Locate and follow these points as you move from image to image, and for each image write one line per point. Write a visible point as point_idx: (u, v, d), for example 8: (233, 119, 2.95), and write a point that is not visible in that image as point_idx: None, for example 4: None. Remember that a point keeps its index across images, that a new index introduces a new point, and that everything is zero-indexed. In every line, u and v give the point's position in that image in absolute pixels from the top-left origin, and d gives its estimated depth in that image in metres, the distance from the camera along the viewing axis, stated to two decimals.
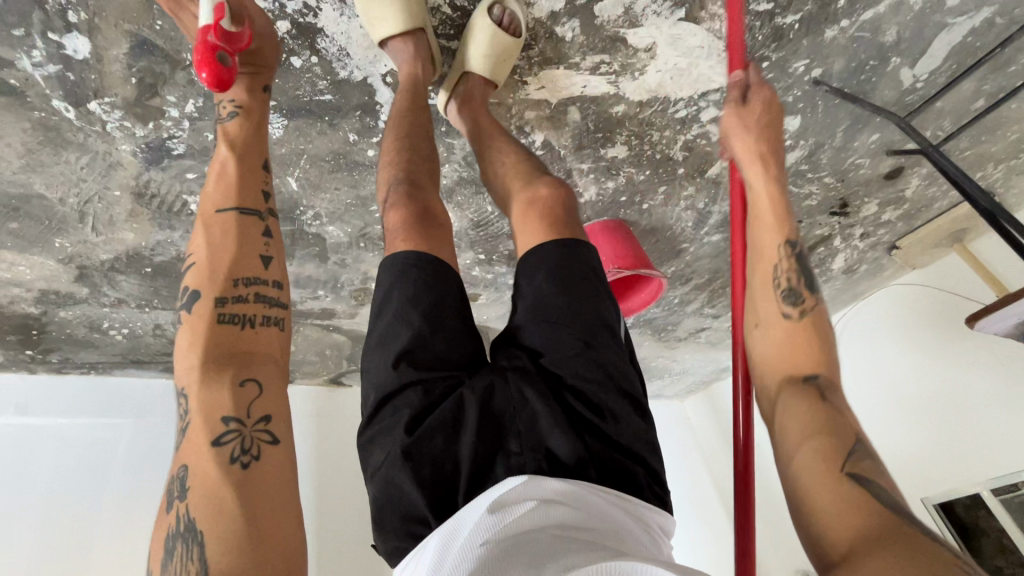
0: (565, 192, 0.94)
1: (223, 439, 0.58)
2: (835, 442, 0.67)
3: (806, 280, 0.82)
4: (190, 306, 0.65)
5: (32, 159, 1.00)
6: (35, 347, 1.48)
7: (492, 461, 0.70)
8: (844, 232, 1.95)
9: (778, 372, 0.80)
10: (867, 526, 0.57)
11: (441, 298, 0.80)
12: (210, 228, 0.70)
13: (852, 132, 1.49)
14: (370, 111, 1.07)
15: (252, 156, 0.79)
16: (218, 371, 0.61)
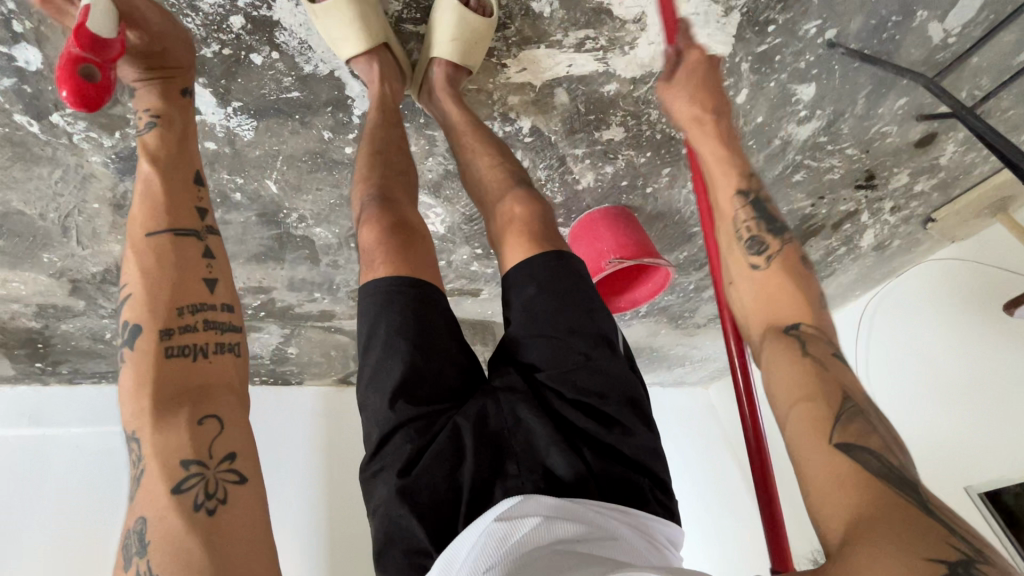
0: (542, 204, 0.87)
1: (184, 485, 0.51)
2: (825, 400, 0.60)
3: (770, 226, 0.76)
4: (131, 342, 0.58)
5: (6, 175, 0.99)
6: (44, 360, 1.49)
7: (490, 484, 0.65)
8: (873, 206, 1.80)
9: (758, 319, 0.73)
10: (861, 501, 0.52)
11: (432, 323, 0.71)
12: (152, 256, 0.63)
13: (875, 98, 1.36)
14: (343, 107, 1.02)
15: (183, 168, 0.72)
16: (170, 412, 0.54)
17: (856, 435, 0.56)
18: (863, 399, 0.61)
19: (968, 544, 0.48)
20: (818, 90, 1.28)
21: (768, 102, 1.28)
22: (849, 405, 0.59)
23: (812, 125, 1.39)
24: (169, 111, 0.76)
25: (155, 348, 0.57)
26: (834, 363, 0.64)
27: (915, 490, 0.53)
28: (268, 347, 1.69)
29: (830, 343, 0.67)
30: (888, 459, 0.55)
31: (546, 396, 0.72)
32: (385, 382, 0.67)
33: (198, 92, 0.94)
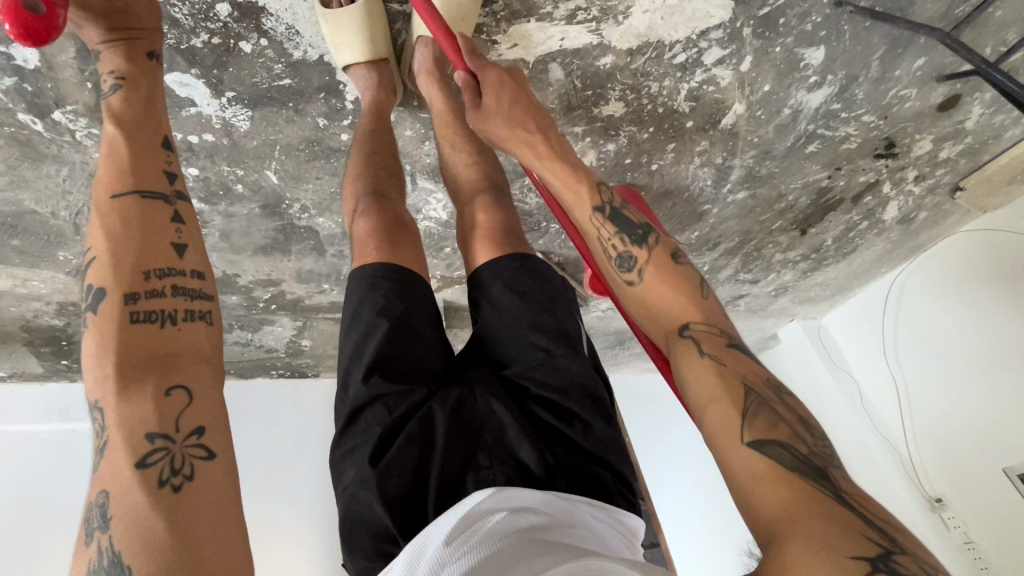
0: (506, 210, 0.86)
1: (149, 459, 0.46)
2: (731, 400, 0.57)
3: (634, 237, 0.74)
4: (94, 306, 0.52)
5: (16, 175, 1.02)
6: (69, 357, 1.53)
7: (460, 475, 0.62)
8: (895, 176, 1.72)
9: (655, 329, 0.70)
10: (780, 498, 0.49)
11: (414, 309, 0.70)
12: (116, 217, 0.57)
13: (891, 60, 1.29)
14: (335, 92, 1.02)
15: (146, 131, 0.65)
16: (135, 381, 0.49)
17: (764, 430, 0.54)
18: (764, 386, 0.59)
19: (884, 532, 0.46)
20: (827, 53, 1.23)
21: (775, 68, 1.23)
22: (753, 399, 0.57)
23: (824, 92, 1.33)
24: (134, 74, 0.69)
25: (119, 313, 0.52)
26: (734, 360, 0.62)
27: (825, 476, 0.51)
28: (282, 340, 1.72)
29: (724, 337, 0.65)
30: (796, 449, 0.53)
31: (513, 392, 0.70)
32: (360, 358, 0.66)
33: (191, 83, 0.95)
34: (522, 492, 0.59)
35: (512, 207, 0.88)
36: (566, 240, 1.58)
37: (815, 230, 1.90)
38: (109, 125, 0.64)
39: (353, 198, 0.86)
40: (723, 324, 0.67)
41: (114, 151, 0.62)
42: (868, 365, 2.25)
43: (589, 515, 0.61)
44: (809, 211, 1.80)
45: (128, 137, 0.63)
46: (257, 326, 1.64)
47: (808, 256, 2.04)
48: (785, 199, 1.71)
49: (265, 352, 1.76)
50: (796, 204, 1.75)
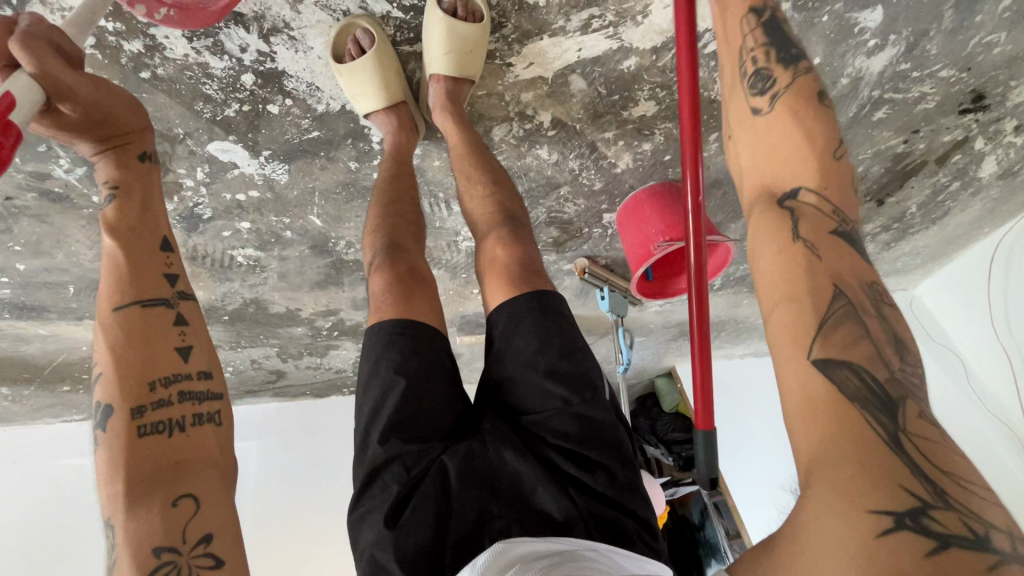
0: (523, 245, 0.86)
1: (156, 575, 0.53)
2: (811, 306, 0.56)
3: (780, 56, 0.73)
4: (105, 424, 0.61)
5: (100, 248, 1.14)
6: None
7: (477, 534, 0.62)
8: (989, 130, 1.51)
9: (754, 174, 0.69)
10: (832, 438, 0.51)
11: (428, 364, 0.71)
12: (120, 331, 0.66)
13: (968, 6, 1.12)
14: (361, 137, 1.05)
15: (146, 237, 0.73)
16: (145, 497, 0.57)
17: (840, 348, 0.53)
18: (860, 289, 0.57)
19: (929, 486, 0.48)
20: (887, 13, 1.09)
21: (824, 38, 1.12)
22: (840, 304, 0.55)
23: (888, 54, 1.19)
24: (129, 181, 0.77)
25: (127, 428, 0.61)
26: (833, 253, 0.59)
27: (894, 418, 0.51)
28: (349, 362, 1.80)
29: (832, 220, 0.61)
30: (874, 376, 0.53)
31: (528, 438, 0.70)
32: (377, 418, 0.67)
33: (232, 149, 1.01)
34: (541, 539, 0.60)
35: (531, 238, 0.89)
36: (611, 243, 1.54)
37: (895, 200, 1.71)
38: (108, 240, 0.72)
39: (370, 253, 0.89)
40: (844, 204, 0.63)
41: (114, 266, 0.70)
42: (970, 341, 2.01)
43: (619, 560, 0.61)
44: (885, 180, 1.62)
45: (123, 249, 0.71)
46: (324, 351, 1.73)
47: (889, 227, 1.85)
48: (853, 171, 1.55)
49: (335, 373, 1.86)
50: (867, 174, 1.58)
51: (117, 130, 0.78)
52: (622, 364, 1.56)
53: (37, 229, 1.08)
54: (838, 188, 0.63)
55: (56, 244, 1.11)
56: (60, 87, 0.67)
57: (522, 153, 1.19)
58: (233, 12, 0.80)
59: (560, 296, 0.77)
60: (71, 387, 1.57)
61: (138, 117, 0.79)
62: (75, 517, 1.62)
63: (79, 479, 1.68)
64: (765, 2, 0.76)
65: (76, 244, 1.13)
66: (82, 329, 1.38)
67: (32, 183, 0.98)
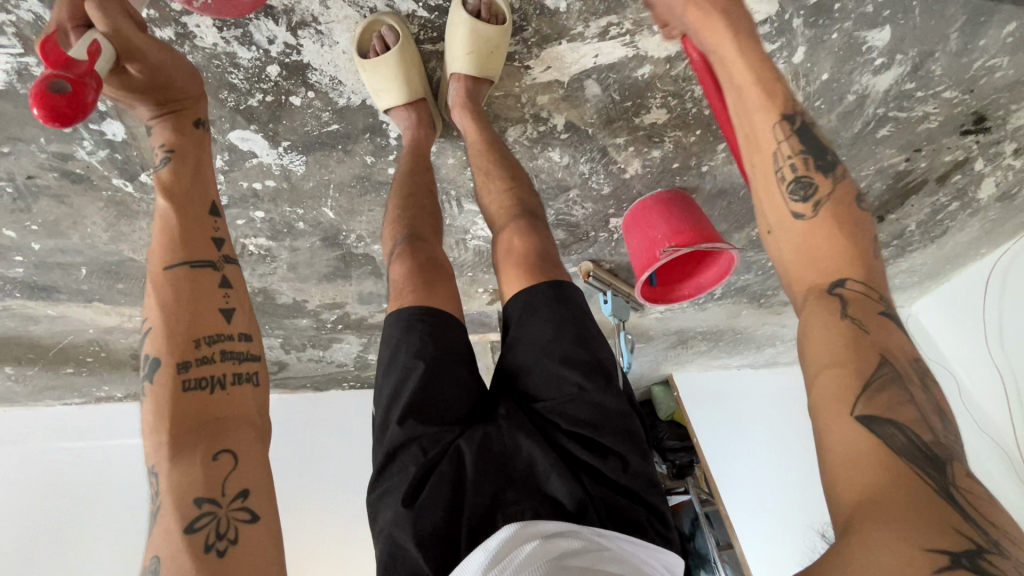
0: (539, 239, 0.88)
1: (196, 525, 0.55)
2: (857, 370, 0.54)
3: (817, 163, 0.68)
4: (152, 376, 0.63)
5: (115, 230, 1.16)
6: None
7: (491, 515, 0.64)
8: (989, 152, 1.54)
9: (804, 280, 0.63)
10: (875, 481, 0.48)
11: (447, 350, 0.73)
12: (170, 287, 0.67)
13: (973, 30, 1.16)
14: (379, 131, 1.07)
15: (196, 198, 0.75)
16: (188, 449, 0.59)
17: (885, 406, 0.51)
18: (909, 365, 0.55)
19: (982, 532, 0.44)
20: (895, 33, 1.12)
21: (833, 55, 1.15)
22: (885, 370, 0.53)
23: (893, 73, 1.22)
24: (182, 144, 0.78)
25: (173, 381, 0.62)
26: (879, 327, 0.57)
27: (942, 471, 0.48)
28: (351, 356, 1.82)
29: (878, 304, 0.58)
30: (919, 433, 0.50)
31: (542, 424, 0.71)
32: (397, 402, 0.69)
33: (252, 138, 1.03)
34: (553, 522, 0.61)
35: (547, 231, 0.91)
36: (616, 248, 1.56)
37: (895, 216, 1.74)
38: (161, 199, 0.73)
39: (389, 242, 0.91)
40: (886, 295, 0.61)
41: (166, 224, 0.71)
42: (964, 359, 2.05)
43: (620, 544, 0.62)
44: (886, 197, 1.65)
45: (175, 209, 0.73)
46: (327, 344, 1.75)
47: (888, 243, 1.88)
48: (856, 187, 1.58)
49: (337, 367, 1.87)
50: (869, 191, 1.61)
51: (175, 96, 0.80)
52: (623, 367, 1.57)
53: (55, 209, 1.09)
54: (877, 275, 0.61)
55: (72, 225, 1.13)
56: (130, 48, 0.71)
57: (534, 155, 1.21)
58: (264, 5, 0.82)
59: (577, 289, 0.79)
60: (75, 369, 1.58)
61: (195, 84, 0.81)
62: (77, 502, 1.62)
63: (80, 463, 1.68)
64: (794, 106, 0.71)
65: (92, 226, 1.14)
66: (91, 311, 1.39)
67: (54, 163, 1.00)
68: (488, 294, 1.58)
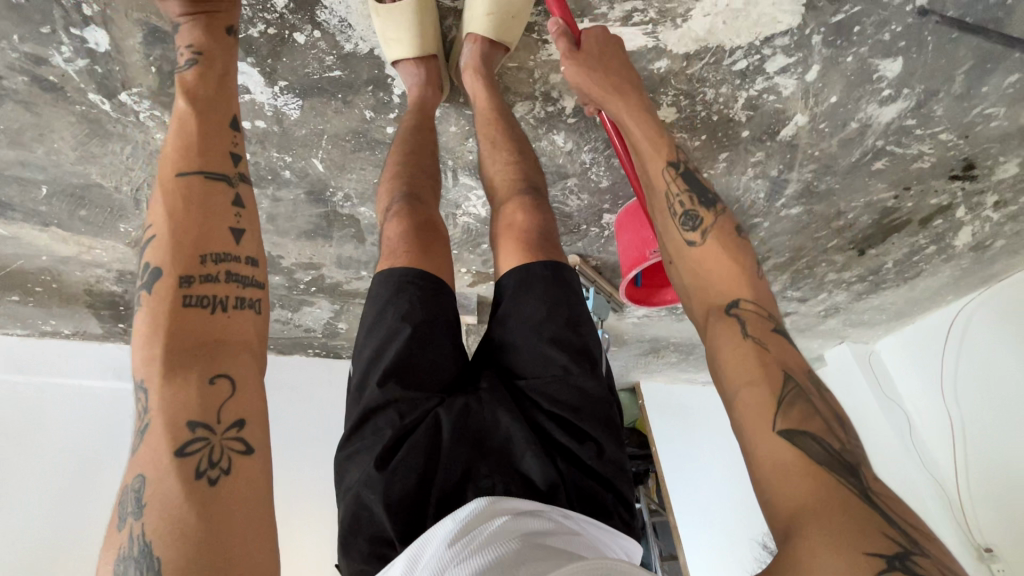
0: (542, 215, 0.85)
1: (188, 449, 0.45)
2: (768, 386, 0.53)
3: (702, 200, 0.71)
4: (150, 286, 0.53)
5: (85, 150, 1.08)
6: (125, 321, 1.62)
7: (462, 485, 0.61)
8: (972, 201, 1.59)
9: (701, 305, 0.64)
10: (806, 496, 0.45)
11: (436, 319, 0.70)
12: (180, 197, 0.57)
13: (978, 75, 1.18)
14: (383, 85, 1.03)
15: (219, 106, 0.67)
16: (181, 367, 0.48)
17: (798, 419, 0.50)
18: (806, 377, 0.54)
19: (907, 536, 0.42)
20: (906, 66, 1.14)
21: (844, 79, 1.15)
22: (790, 382, 0.53)
23: (897, 107, 1.24)
24: (211, 48, 0.72)
25: (170, 294, 0.52)
26: (777, 344, 0.56)
27: (856, 475, 0.47)
28: (320, 322, 1.76)
29: (771, 321, 0.59)
30: (831, 442, 0.49)
31: (523, 402, 0.68)
32: (378, 362, 0.65)
33: (247, 72, 0.97)
34: (522, 500, 0.58)
35: (549, 210, 0.87)
36: (605, 245, 1.55)
37: (875, 252, 1.78)
38: (181, 100, 0.66)
39: (385, 199, 0.86)
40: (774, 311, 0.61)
41: (184, 126, 0.63)
42: (919, 403, 2.13)
43: (587, 526, 0.60)
44: (870, 231, 1.69)
45: (195, 113, 0.65)
46: (297, 306, 1.68)
47: (864, 278, 1.91)
48: (844, 217, 1.61)
49: (304, 332, 1.81)
50: (855, 223, 1.64)
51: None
52: None
53: (20, 117, 1.00)
54: (768, 300, 0.61)
55: (37, 137, 1.04)
56: None
57: (538, 136, 1.19)
58: None
59: (574, 273, 0.77)
60: (21, 297, 1.48)
61: None
62: (19, 438, 1.52)
63: (27, 398, 1.58)
64: (680, 156, 0.76)
65: (59, 142, 1.06)
66: (47, 237, 1.30)
67: (25, 66, 0.92)
68: (471, 275, 1.55)
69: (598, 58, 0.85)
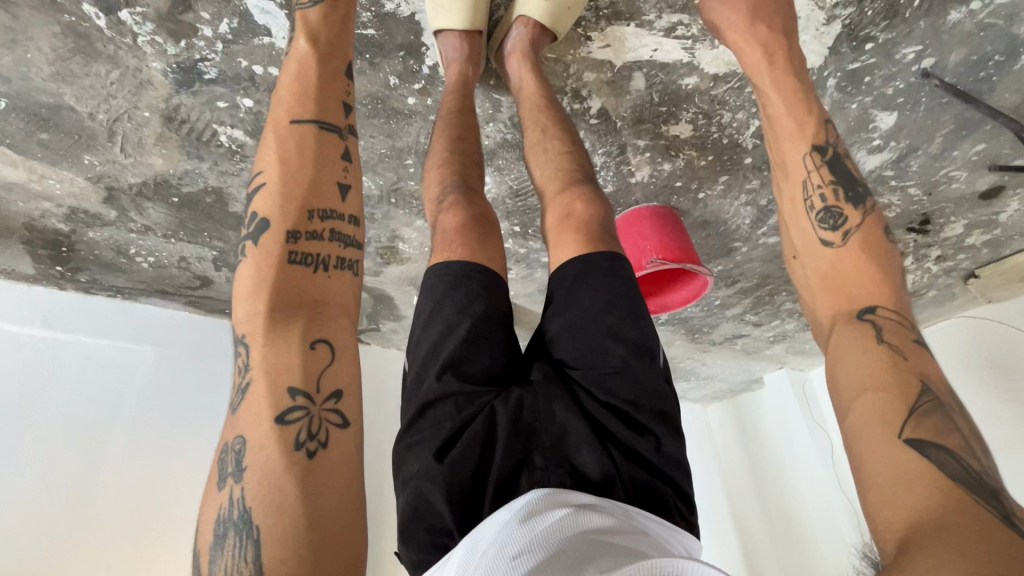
0: (601, 207, 0.89)
1: (289, 418, 0.57)
2: (901, 396, 0.58)
3: (847, 195, 0.78)
4: (259, 236, 0.65)
5: (63, 67, 0.95)
6: (65, 264, 1.45)
7: (516, 474, 0.65)
8: (920, 252, 1.70)
9: (829, 303, 0.72)
10: (931, 504, 0.49)
11: (492, 310, 0.75)
12: (295, 145, 0.69)
13: (953, 140, 1.29)
14: (416, 54, 0.98)
15: (337, 55, 0.78)
16: (287, 332, 0.60)
17: (933, 432, 0.54)
18: (945, 394, 0.59)
19: None
20: (897, 120, 1.23)
21: (844, 124, 1.22)
22: (928, 398, 0.57)
23: (881, 157, 1.34)
24: None
25: (281, 249, 0.64)
26: (916, 354, 0.62)
27: (999, 501, 0.49)
28: None
29: (910, 332, 0.65)
30: (967, 461, 0.52)
31: (578, 394, 0.71)
32: (436, 356, 0.71)
33: (273, 13, 0.90)
34: (580, 494, 0.62)
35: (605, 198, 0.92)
36: None
37: None
38: (303, 40, 0.76)
39: (437, 189, 0.93)
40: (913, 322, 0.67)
41: (303, 71, 0.74)
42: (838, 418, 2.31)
43: (646, 523, 0.62)
44: None
45: (316, 57, 0.76)
46: None
47: None
48: None
49: None
50: None
51: None
52: None
53: None
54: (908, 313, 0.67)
55: (8, 43, 0.91)
56: None
57: None
58: None
59: (631, 266, 0.80)
60: None
61: None
62: None
63: None
64: (826, 139, 0.83)
65: (34, 52, 0.93)
66: None
67: None
68: None
69: (760, 47, 0.88)
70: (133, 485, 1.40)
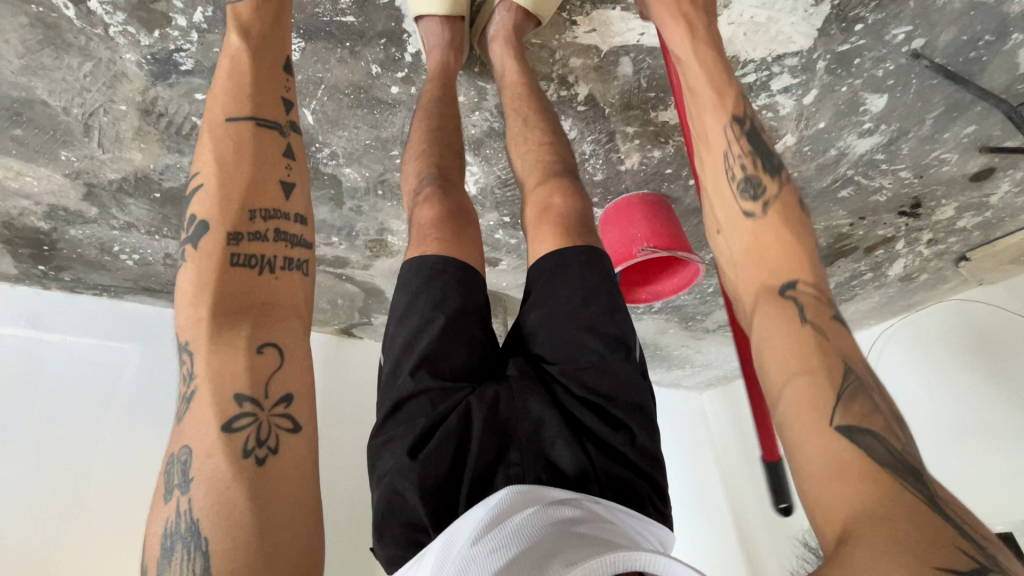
0: (581, 200, 0.87)
1: (236, 426, 0.56)
2: (826, 379, 0.55)
3: (765, 165, 0.71)
4: (198, 240, 0.63)
5: (34, 60, 0.93)
6: (47, 263, 1.42)
7: (492, 470, 0.64)
8: (911, 236, 1.70)
9: (754, 280, 0.67)
10: (868, 498, 0.46)
11: (466, 306, 0.73)
12: (228, 145, 0.67)
13: (944, 122, 1.29)
14: (397, 41, 0.96)
15: (272, 47, 0.75)
16: (231, 336, 0.59)
17: (860, 417, 0.51)
18: (865, 370, 0.56)
19: (980, 549, 0.42)
20: (888, 102, 1.21)
21: (835, 108, 1.21)
22: (851, 377, 0.54)
23: (873, 140, 1.32)
24: None
25: (223, 252, 0.62)
26: (838, 335, 0.58)
27: (927, 486, 0.47)
28: None
29: (830, 308, 0.60)
30: (893, 443, 0.50)
31: (554, 389, 0.71)
32: (410, 351, 0.69)
33: None
34: (558, 490, 0.61)
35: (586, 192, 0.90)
36: None
37: None
38: (234, 35, 0.74)
39: (415, 181, 0.91)
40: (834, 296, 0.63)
41: (235, 69, 0.72)
42: None
43: (620, 517, 0.62)
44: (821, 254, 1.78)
45: (248, 51, 0.73)
46: None
47: None
48: None
49: None
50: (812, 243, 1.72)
51: None
52: None
53: None
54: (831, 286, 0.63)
55: None
56: None
57: None
58: None
59: (608, 259, 0.79)
60: None
61: None
62: None
63: None
64: (746, 109, 0.76)
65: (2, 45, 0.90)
66: None
67: None
68: None
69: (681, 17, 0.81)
70: (116, 484, 1.38)
